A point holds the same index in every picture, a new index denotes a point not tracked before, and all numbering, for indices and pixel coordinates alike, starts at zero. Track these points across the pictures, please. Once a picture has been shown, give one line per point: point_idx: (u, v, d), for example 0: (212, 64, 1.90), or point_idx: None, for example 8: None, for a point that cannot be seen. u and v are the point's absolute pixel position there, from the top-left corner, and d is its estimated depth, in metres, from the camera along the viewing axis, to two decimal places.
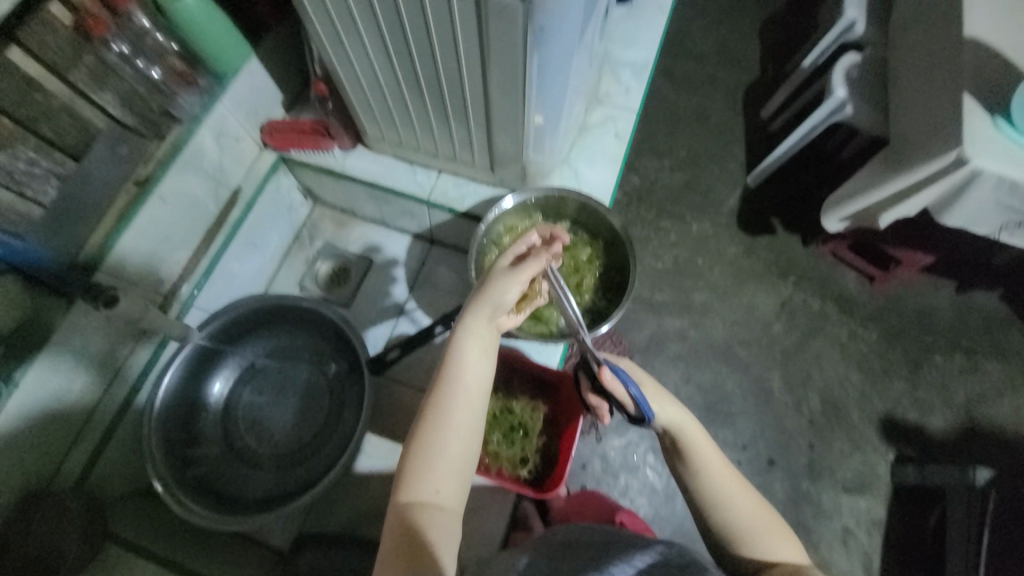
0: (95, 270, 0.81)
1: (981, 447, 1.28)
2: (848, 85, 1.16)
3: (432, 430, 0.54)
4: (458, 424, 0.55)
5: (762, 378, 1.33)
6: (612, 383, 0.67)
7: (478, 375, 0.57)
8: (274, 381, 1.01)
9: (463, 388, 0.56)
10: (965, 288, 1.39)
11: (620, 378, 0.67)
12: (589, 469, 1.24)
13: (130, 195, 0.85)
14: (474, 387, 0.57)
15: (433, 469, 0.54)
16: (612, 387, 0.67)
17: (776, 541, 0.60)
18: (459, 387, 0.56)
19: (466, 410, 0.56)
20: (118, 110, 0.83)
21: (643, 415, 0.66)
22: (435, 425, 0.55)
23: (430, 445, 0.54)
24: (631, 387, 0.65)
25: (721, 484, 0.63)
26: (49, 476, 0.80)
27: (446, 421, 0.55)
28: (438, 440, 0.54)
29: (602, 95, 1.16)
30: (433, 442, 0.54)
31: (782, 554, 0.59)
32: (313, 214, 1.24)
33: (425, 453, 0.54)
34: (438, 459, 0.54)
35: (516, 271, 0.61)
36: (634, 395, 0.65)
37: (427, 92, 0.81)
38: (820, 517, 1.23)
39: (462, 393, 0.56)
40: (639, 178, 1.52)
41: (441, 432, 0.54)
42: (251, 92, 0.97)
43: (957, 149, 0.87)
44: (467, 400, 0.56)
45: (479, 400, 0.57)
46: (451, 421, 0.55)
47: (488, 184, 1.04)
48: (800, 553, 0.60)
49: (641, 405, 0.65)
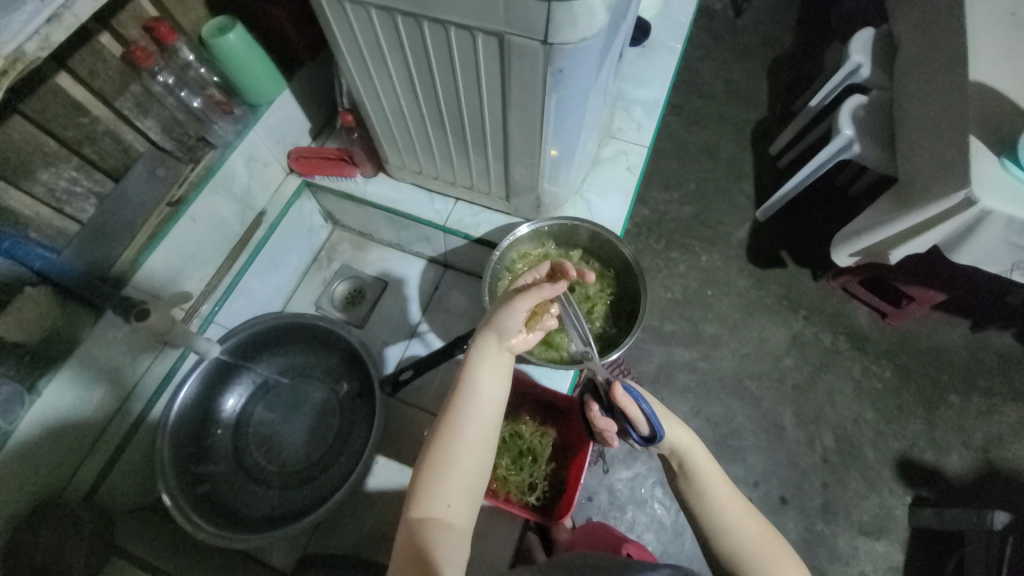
0: (125, 285, 0.84)
1: (1002, 492, 1.24)
2: (855, 124, 1.20)
3: (444, 446, 0.56)
4: (471, 441, 0.56)
5: (773, 412, 1.32)
6: (626, 400, 0.66)
7: (490, 393, 0.59)
8: (285, 399, 1.02)
9: (475, 404, 0.58)
10: (980, 326, 1.38)
11: (632, 396, 0.66)
12: (596, 500, 1.22)
13: (164, 214, 0.89)
14: (486, 405, 0.58)
15: (444, 485, 0.54)
16: (625, 405, 0.66)
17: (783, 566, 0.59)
18: (471, 403, 0.58)
19: (477, 428, 0.57)
20: (159, 135, 0.88)
21: (654, 433, 0.65)
22: (447, 440, 0.56)
23: (442, 461, 0.55)
24: (643, 404, 0.65)
25: (726, 507, 0.63)
26: (62, 485, 0.81)
27: (459, 436, 0.56)
28: (450, 455, 0.55)
29: (615, 130, 1.21)
30: (445, 456, 0.55)
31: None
32: (332, 237, 1.29)
33: (437, 468, 0.55)
34: (449, 473, 0.55)
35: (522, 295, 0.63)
36: (648, 414, 0.64)
37: (449, 125, 0.85)
38: (835, 561, 1.18)
39: (474, 410, 0.58)
40: (649, 210, 1.56)
41: (452, 448, 0.56)
42: (281, 122, 1.04)
43: (965, 189, 0.88)
44: (478, 417, 0.57)
45: (489, 418, 0.58)
46: (464, 437, 0.56)
47: (503, 213, 1.08)
48: None
49: (653, 423, 0.64)
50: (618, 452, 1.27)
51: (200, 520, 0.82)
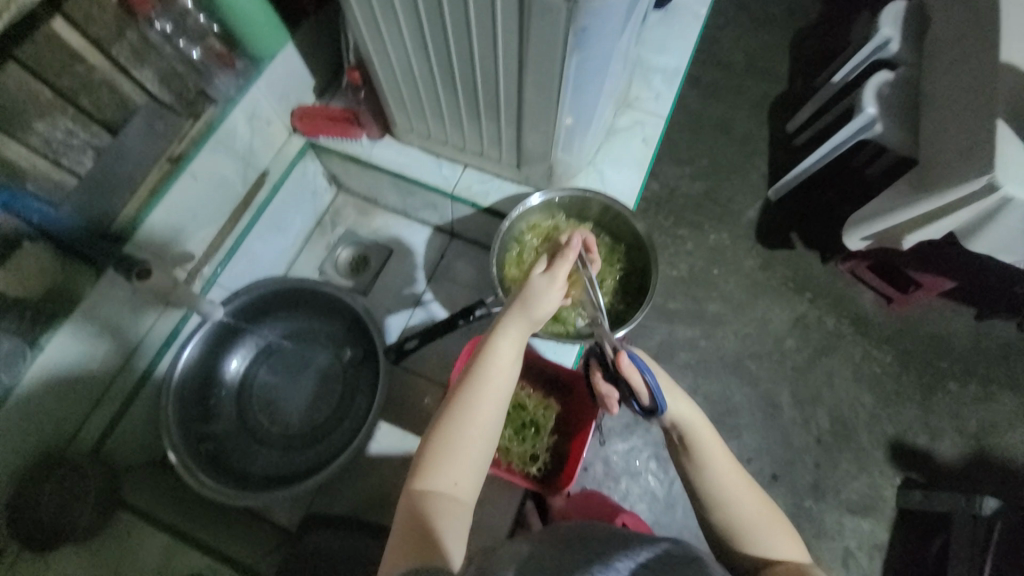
0: (126, 242, 0.83)
1: (991, 477, 1.26)
2: (879, 103, 1.14)
3: (455, 422, 0.56)
4: (482, 419, 0.56)
5: (771, 392, 1.32)
6: (629, 369, 0.65)
7: (506, 375, 0.59)
8: (289, 362, 1.03)
9: (490, 384, 0.58)
10: (985, 315, 1.37)
11: (637, 365, 0.65)
12: (591, 471, 1.24)
13: (164, 171, 0.87)
14: (501, 385, 0.58)
15: (451, 460, 0.55)
16: (628, 373, 0.65)
17: (780, 541, 0.60)
18: (485, 383, 0.58)
19: (490, 407, 0.57)
20: (156, 87, 0.84)
21: (656, 406, 0.64)
22: (458, 416, 0.56)
23: (451, 437, 0.55)
24: (647, 374, 0.64)
25: (728, 484, 0.62)
26: (68, 438, 0.82)
27: (470, 414, 0.56)
28: (459, 432, 0.56)
29: (632, 99, 1.16)
30: (455, 433, 0.56)
31: (784, 552, 0.59)
32: (336, 200, 1.26)
33: (446, 445, 0.55)
34: (458, 450, 0.55)
35: (551, 274, 0.63)
36: (649, 384, 0.63)
37: (461, 86, 0.81)
38: (821, 536, 1.21)
39: (488, 390, 0.57)
40: (659, 184, 1.52)
41: (463, 426, 0.56)
42: (285, 76, 1.00)
43: (989, 174, 0.85)
44: (491, 398, 0.57)
45: (502, 399, 0.58)
46: (475, 414, 0.56)
47: (513, 181, 1.05)
48: (800, 550, 0.60)
49: (655, 395, 0.63)
50: (615, 425, 1.28)
51: (206, 479, 0.83)
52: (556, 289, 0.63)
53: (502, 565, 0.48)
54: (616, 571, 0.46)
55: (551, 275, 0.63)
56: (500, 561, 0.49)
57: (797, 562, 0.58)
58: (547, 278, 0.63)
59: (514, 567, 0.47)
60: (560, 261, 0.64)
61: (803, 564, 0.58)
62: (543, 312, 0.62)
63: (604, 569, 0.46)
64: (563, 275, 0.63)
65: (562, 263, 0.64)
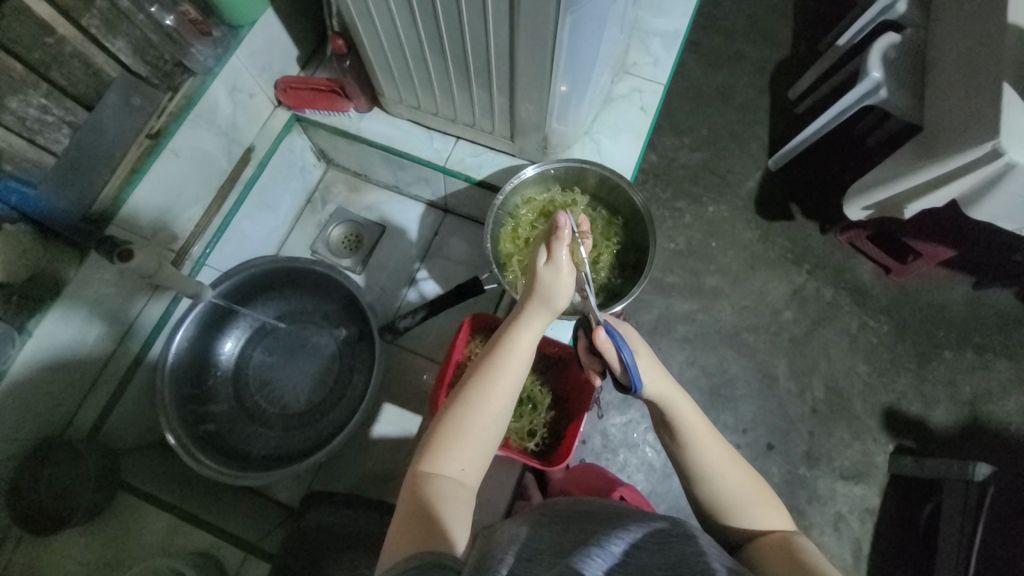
0: (108, 223, 0.81)
1: (984, 444, 1.27)
2: (885, 67, 1.09)
3: (463, 413, 0.56)
4: (491, 408, 0.57)
5: (766, 364, 1.33)
6: (604, 343, 0.65)
7: (518, 366, 0.59)
8: (285, 344, 1.03)
9: (502, 374, 0.58)
10: (983, 284, 1.36)
11: (614, 340, 0.65)
12: (590, 444, 1.26)
13: (143, 148, 0.83)
14: (511, 377, 0.58)
15: (458, 446, 0.56)
16: (603, 348, 0.66)
17: (767, 514, 0.60)
18: (495, 374, 0.58)
19: (500, 399, 0.57)
20: (131, 59, 0.79)
21: (630, 385, 0.63)
22: (466, 405, 0.57)
23: (459, 427, 0.56)
24: (623, 351, 0.63)
25: (712, 459, 0.61)
26: (65, 422, 0.82)
27: (479, 403, 0.57)
28: (466, 422, 0.56)
29: (630, 66, 1.12)
30: (462, 420, 0.56)
31: (771, 524, 0.59)
32: (326, 177, 1.23)
33: (452, 434, 0.56)
34: (465, 437, 0.56)
35: (555, 261, 0.60)
36: (625, 362, 0.62)
37: (449, 52, 0.77)
38: (815, 502, 1.24)
39: (498, 381, 0.58)
40: (657, 156, 1.48)
41: (471, 417, 0.56)
42: (265, 45, 0.96)
43: (993, 140, 0.82)
44: (503, 389, 0.58)
45: (512, 390, 0.58)
46: (484, 404, 0.57)
47: (507, 154, 1.02)
48: (786, 519, 0.60)
49: (631, 371, 0.62)
50: (612, 399, 1.29)
51: (206, 460, 0.82)
52: (563, 277, 0.60)
53: (502, 547, 0.48)
54: (612, 554, 0.46)
55: (556, 262, 0.60)
56: (500, 542, 0.49)
57: (785, 532, 0.58)
58: (553, 266, 0.60)
59: (513, 549, 0.47)
60: (561, 246, 0.60)
61: (791, 533, 0.58)
62: (553, 306, 0.61)
63: (600, 552, 0.46)
64: (569, 261, 0.60)
65: (563, 247, 0.60)
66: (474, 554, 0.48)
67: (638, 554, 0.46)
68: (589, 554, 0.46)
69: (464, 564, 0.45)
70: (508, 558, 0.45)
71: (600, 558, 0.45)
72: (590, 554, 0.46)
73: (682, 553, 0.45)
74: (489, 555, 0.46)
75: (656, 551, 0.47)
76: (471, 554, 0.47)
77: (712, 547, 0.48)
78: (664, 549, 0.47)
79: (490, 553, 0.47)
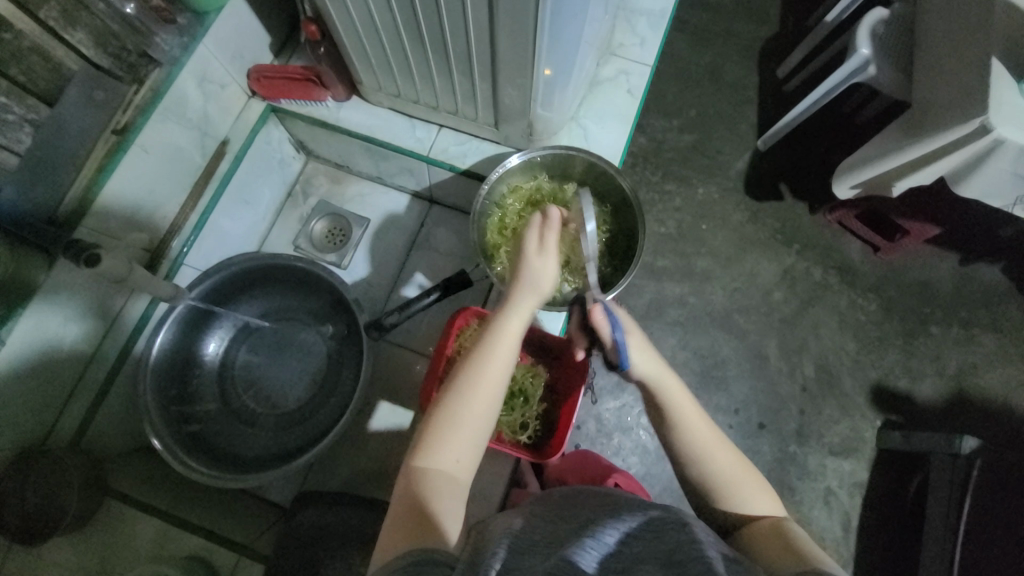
0: (77, 225, 0.76)
1: (968, 416, 1.29)
2: (873, 42, 1.07)
3: (455, 404, 0.56)
4: (482, 395, 0.56)
5: (758, 344, 1.34)
6: (600, 321, 0.69)
7: (508, 354, 0.59)
8: (270, 342, 1.00)
9: (494, 359, 0.58)
10: (970, 259, 1.37)
11: (609, 320, 0.68)
12: (584, 429, 1.26)
13: (110, 144, 0.79)
14: (500, 365, 0.58)
15: (450, 440, 0.55)
16: (598, 325, 0.69)
17: (759, 499, 0.58)
18: (486, 361, 0.58)
19: (487, 390, 0.57)
20: (92, 51, 0.75)
21: (617, 361, 0.65)
22: (459, 395, 0.56)
23: (450, 419, 0.55)
24: (615, 330, 0.66)
25: (696, 438, 0.62)
26: (45, 432, 0.80)
27: (472, 390, 0.56)
28: (457, 414, 0.56)
29: (616, 47, 1.09)
30: (454, 411, 0.56)
31: (763, 509, 0.58)
32: (306, 169, 1.20)
33: (444, 427, 0.55)
34: (457, 428, 0.55)
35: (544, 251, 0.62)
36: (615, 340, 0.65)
37: (427, 39, 0.75)
38: (805, 478, 1.26)
39: (489, 365, 0.57)
40: (646, 138, 1.46)
41: (461, 408, 0.56)
42: (236, 34, 0.92)
43: (982, 116, 0.82)
44: (495, 374, 0.57)
45: (502, 376, 0.58)
46: (475, 392, 0.56)
47: (492, 142, 1.00)
48: (778, 508, 0.59)
49: (619, 348, 0.65)
50: (605, 383, 1.29)
51: (193, 462, 0.81)
52: (552, 263, 0.63)
53: (495, 539, 0.47)
54: (604, 545, 0.46)
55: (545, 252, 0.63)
56: (492, 535, 0.49)
57: (777, 518, 0.57)
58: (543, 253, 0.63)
59: (506, 541, 0.47)
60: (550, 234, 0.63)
61: (783, 519, 0.57)
62: (543, 290, 0.63)
63: (592, 543, 0.46)
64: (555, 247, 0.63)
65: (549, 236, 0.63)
66: (467, 547, 0.47)
67: (633, 543, 0.46)
68: (583, 545, 0.46)
69: (458, 557, 0.45)
70: (501, 549, 0.45)
71: (593, 549, 0.45)
72: (584, 546, 0.45)
73: (676, 539, 0.45)
74: (483, 548, 0.46)
75: (650, 539, 0.46)
76: (465, 549, 0.47)
77: (706, 533, 0.47)
78: (658, 539, 0.46)
79: (484, 545, 0.46)
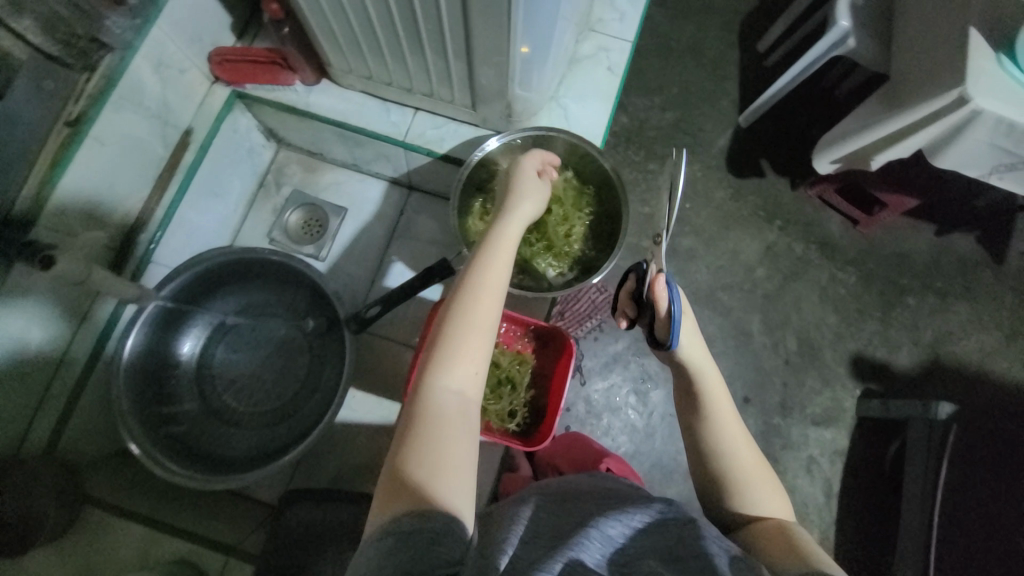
0: (34, 225, 0.72)
1: (943, 382, 1.34)
2: (853, 13, 1.04)
3: (450, 340, 0.53)
4: (477, 326, 0.53)
5: (741, 321, 1.35)
6: (660, 290, 0.65)
7: (498, 282, 0.56)
8: (248, 337, 0.98)
9: (490, 275, 0.56)
10: (945, 230, 1.39)
11: (670, 290, 0.64)
12: (574, 411, 1.27)
13: (62, 137, 0.75)
14: (490, 289, 0.55)
15: (450, 375, 0.51)
16: (658, 294, 0.65)
17: (768, 499, 0.59)
18: (478, 294, 0.55)
19: (481, 318, 0.54)
20: (38, 37, 0.70)
21: (668, 340, 0.63)
22: (452, 333, 0.53)
23: (446, 356, 0.52)
24: (675, 302, 0.63)
25: (727, 434, 0.61)
26: (16, 443, 0.76)
27: (465, 324, 0.53)
28: (453, 349, 0.52)
29: (594, 22, 1.06)
30: (454, 340, 0.52)
31: (769, 510, 0.59)
32: (278, 157, 1.15)
33: (441, 366, 0.52)
34: (454, 366, 0.52)
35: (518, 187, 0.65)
36: (673, 313, 0.62)
37: (398, 18, 0.71)
38: (788, 449, 1.29)
39: (486, 282, 0.55)
40: (628, 117, 1.44)
41: (456, 344, 0.52)
42: (192, 13, 0.87)
43: (959, 88, 0.82)
44: (487, 299, 0.55)
45: (502, 291, 0.56)
46: (468, 324, 0.53)
47: (470, 124, 0.98)
48: (784, 509, 0.60)
49: (674, 325, 0.62)
50: (594, 364, 1.29)
51: (175, 467, 0.79)
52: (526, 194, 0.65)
53: (500, 539, 0.47)
54: (608, 539, 0.46)
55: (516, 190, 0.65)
56: (496, 533, 0.49)
57: (781, 519, 0.58)
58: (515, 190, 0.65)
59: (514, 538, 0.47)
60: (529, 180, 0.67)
61: (787, 521, 0.57)
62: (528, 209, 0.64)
63: (597, 535, 0.46)
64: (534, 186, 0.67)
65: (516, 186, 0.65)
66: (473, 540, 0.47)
67: (637, 540, 0.46)
68: (585, 537, 0.45)
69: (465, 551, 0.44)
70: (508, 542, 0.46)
71: (596, 542, 0.45)
72: (585, 536, 0.45)
73: (679, 535, 0.46)
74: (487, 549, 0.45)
75: (654, 534, 0.47)
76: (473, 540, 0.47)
77: (710, 529, 0.48)
78: (663, 537, 0.46)
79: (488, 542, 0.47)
